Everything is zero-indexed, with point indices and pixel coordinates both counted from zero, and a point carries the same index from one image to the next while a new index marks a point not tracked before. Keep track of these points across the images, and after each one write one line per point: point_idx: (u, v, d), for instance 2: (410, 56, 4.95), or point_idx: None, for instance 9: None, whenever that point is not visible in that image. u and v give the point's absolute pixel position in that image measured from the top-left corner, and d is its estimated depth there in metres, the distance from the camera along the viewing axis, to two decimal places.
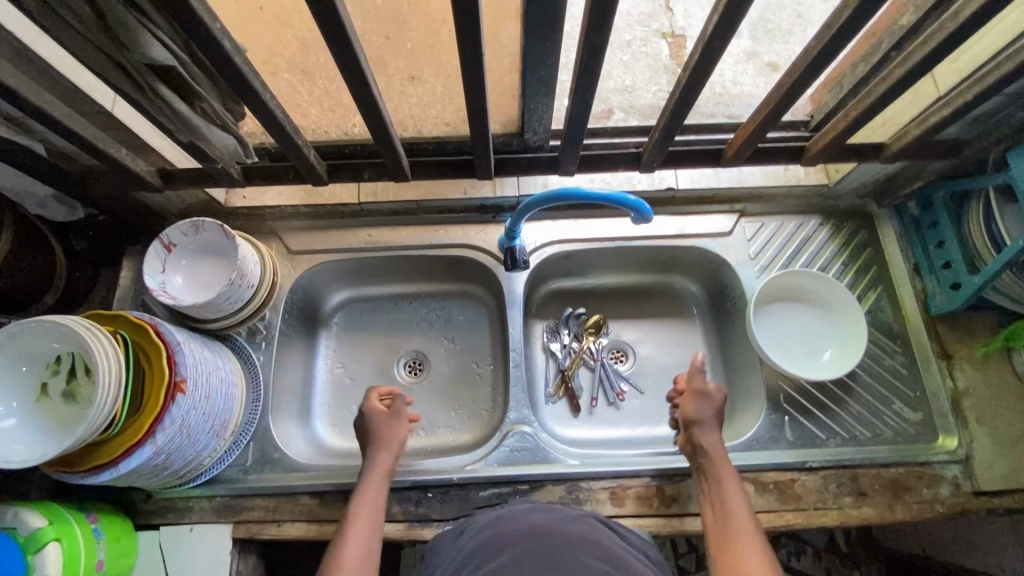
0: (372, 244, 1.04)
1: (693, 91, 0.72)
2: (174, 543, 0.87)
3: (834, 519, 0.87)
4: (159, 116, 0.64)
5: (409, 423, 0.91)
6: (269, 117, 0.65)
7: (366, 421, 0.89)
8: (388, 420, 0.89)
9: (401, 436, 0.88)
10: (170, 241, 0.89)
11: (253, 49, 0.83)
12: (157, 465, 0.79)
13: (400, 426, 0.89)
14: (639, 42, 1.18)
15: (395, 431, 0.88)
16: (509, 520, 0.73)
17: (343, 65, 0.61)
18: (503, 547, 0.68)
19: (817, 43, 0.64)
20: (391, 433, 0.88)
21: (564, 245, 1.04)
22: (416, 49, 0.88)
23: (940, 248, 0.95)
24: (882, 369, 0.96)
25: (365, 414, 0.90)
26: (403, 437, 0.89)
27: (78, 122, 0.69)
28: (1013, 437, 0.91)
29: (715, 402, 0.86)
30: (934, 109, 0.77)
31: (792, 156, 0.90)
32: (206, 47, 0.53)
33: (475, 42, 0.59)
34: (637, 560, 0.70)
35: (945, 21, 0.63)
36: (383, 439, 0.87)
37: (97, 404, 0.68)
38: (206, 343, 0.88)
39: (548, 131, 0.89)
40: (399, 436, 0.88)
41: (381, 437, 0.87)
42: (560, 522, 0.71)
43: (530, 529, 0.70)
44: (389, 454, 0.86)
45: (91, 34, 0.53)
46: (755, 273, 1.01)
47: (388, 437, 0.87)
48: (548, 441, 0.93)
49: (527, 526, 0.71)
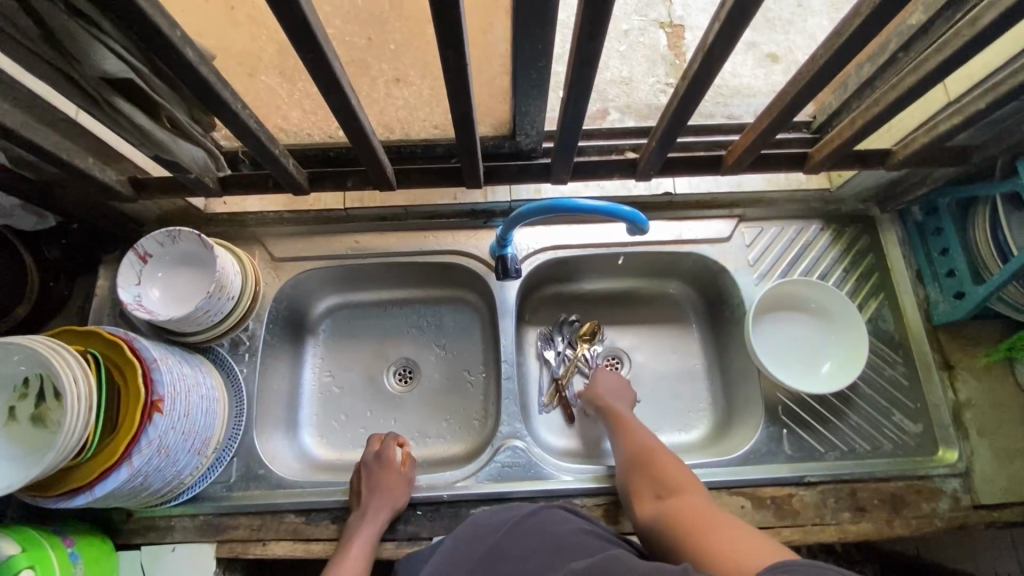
0: (358, 250, 1.01)
1: (692, 100, 0.68)
2: (155, 564, 0.85)
3: (832, 535, 0.85)
4: (122, 129, 0.60)
5: (410, 486, 0.87)
6: (241, 127, 0.61)
7: (369, 477, 0.85)
8: (392, 479, 0.85)
9: (400, 502, 0.85)
10: (146, 251, 0.85)
11: (223, 58, 0.74)
12: (135, 487, 0.76)
13: (402, 489, 0.86)
14: (636, 32, 1.13)
15: (396, 494, 0.84)
16: (472, 525, 0.75)
17: (319, 75, 0.57)
18: (466, 554, 0.71)
19: (824, 51, 0.60)
20: (393, 495, 0.84)
21: (558, 251, 1.01)
22: (399, 50, 0.78)
23: (944, 255, 0.93)
24: (883, 380, 0.94)
25: (371, 471, 0.86)
26: (402, 502, 0.85)
27: (39, 133, 0.65)
28: (1013, 449, 0.89)
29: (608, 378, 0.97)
30: (944, 116, 0.74)
31: (794, 162, 0.86)
32: (166, 57, 0.49)
33: (460, 47, 0.55)
34: (603, 541, 0.70)
35: (961, 27, 0.59)
36: (382, 501, 0.82)
37: (65, 430, 0.65)
38: (185, 358, 0.85)
39: (541, 135, 0.85)
40: (397, 500, 0.84)
41: (379, 498, 0.83)
42: (517, 521, 0.73)
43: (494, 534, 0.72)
44: (384, 518, 0.82)
45: (38, 43, 0.49)
46: (754, 281, 0.99)
47: (388, 500, 0.83)
48: (541, 455, 0.90)
49: (489, 530, 0.73)
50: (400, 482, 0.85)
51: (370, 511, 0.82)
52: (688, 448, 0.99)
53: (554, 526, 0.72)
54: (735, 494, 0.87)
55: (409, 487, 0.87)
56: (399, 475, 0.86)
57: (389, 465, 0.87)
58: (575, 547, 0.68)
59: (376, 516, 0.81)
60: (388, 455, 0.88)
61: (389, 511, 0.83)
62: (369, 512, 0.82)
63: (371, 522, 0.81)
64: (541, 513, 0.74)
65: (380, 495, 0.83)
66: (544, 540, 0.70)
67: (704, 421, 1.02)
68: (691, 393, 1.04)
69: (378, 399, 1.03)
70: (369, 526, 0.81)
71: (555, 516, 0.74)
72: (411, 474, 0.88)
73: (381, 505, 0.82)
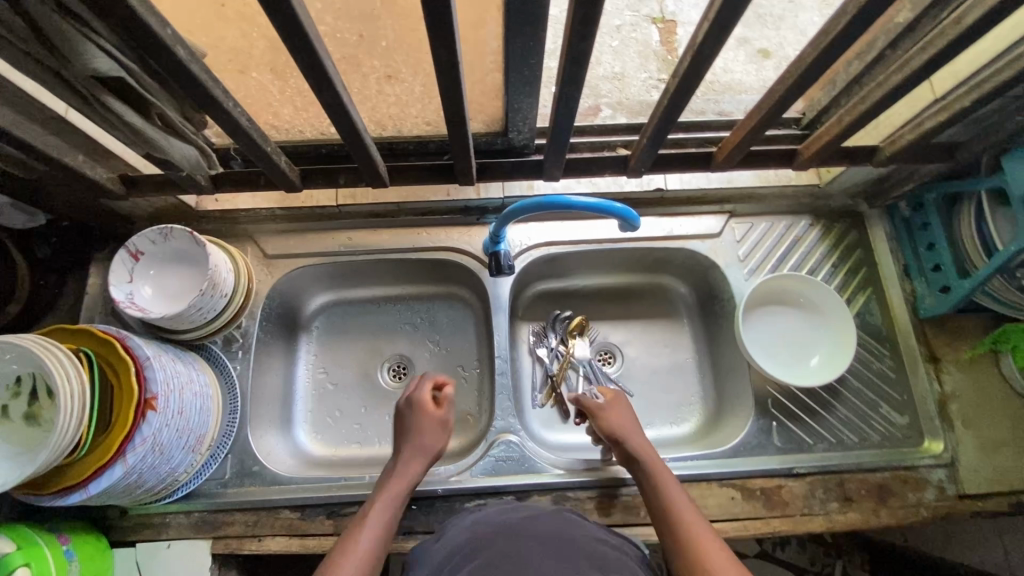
0: (351, 247, 1.01)
1: (682, 98, 0.69)
2: (150, 561, 0.85)
3: (821, 525, 0.87)
4: (112, 127, 0.60)
5: (448, 434, 0.87)
6: (233, 125, 0.61)
7: (407, 423, 0.86)
8: (428, 424, 0.85)
9: (434, 448, 0.84)
10: (138, 249, 0.84)
11: (215, 56, 0.74)
12: (130, 484, 0.77)
13: (438, 435, 0.85)
14: (628, 27, 1.14)
15: (433, 438, 0.84)
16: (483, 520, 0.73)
17: (310, 73, 0.57)
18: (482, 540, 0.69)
19: (812, 49, 0.61)
20: (427, 441, 0.84)
21: (550, 247, 1.02)
22: (391, 47, 0.77)
23: (930, 250, 0.94)
24: (870, 373, 0.96)
25: (408, 417, 0.86)
26: (437, 448, 0.84)
27: (28, 131, 0.65)
28: (998, 440, 0.91)
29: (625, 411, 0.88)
30: (930, 113, 0.75)
31: (783, 159, 0.87)
32: (158, 56, 0.49)
33: (451, 45, 0.55)
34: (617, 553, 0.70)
35: (945, 27, 0.60)
36: (417, 444, 0.83)
37: (58, 429, 0.65)
38: (178, 355, 0.85)
39: (534, 131, 0.86)
40: (431, 445, 0.84)
41: (416, 438, 0.84)
42: (535, 520, 0.72)
43: (510, 526, 0.70)
44: (417, 463, 0.82)
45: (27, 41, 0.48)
46: (744, 276, 1.00)
47: (424, 444, 0.83)
48: (534, 449, 0.91)
49: (505, 524, 0.71)
50: (435, 427, 0.85)
51: (405, 453, 0.83)
52: (680, 441, 1.01)
53: (569, 529, 0.71)
54: (726, 486, 0.89)
55: (445, 433, 0.86)
56: (437, 420, 0.86)
57: (425, 410, 0.86)
58: (593, 550, 0.68)
59: (410, 459, 0.82)
60: (422, 398, 0.87)
61: (424, 455, 0.83)
62: (404, 454, 0.82)
63: (403, 468, 0.81)
64: (555, 517, 0.73)
65: (416, 437, 0.84)
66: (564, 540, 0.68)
67: (695, 415, 1.03)
68: (683, 387, 1.05)
69: (372, 395, 1.04)
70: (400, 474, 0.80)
71: (570, 521, 0.74)
72: (449, 419, 0.87)
73: (414, 448, 0.83)
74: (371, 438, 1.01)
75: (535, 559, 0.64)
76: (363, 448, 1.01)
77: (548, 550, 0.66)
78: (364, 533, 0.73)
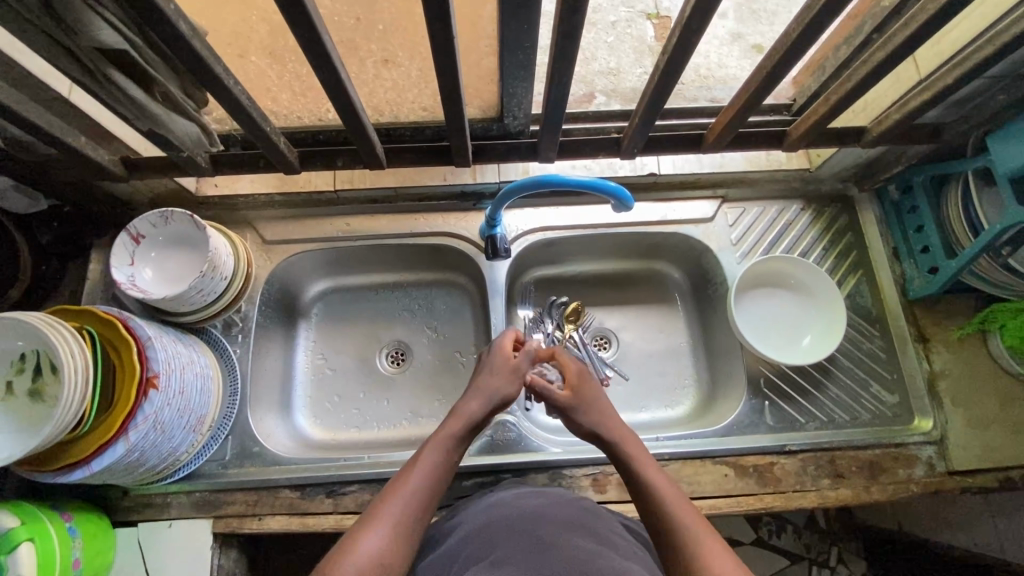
0: (349, 233, 1.02)
1: (672, 76, 0.71)
2: (152, 540, 0.86)
3: (812, 500, 0.88)
4: (116, 104, 0.62)
5: (520, 381, 0.83)
6: (234, 103, 0.63)
7: (483, 364, 0.84)
8: (500, 367, 0.83)
9: (504, 391, 0.80)
10: (139, 232, 0.86)
11: (217, 34, 0.75)
12: (131, 462, 0.78)
13: (507, 379, 0.81)
14: (623, 23, 1.15)
15: (504, 382, 0.81)
16: (502, 505, 0.70)
17: (309, 50, 0.59)
18: (499, 526, 0.65)
19: (797, 26, 0.63)
20: (499, 383, 0.80)
21: (546, 232, 1.03)
22: (388, 30, 0.80)
23: (919, 232, 0.96)
24: (861, 353, 0.97)
25: (486, 359, 0.85)
26: (506, 392, 0.80)
27: (32, 109, 0.66)
28: (987, 418, 0.92)
29: (597, 397, 0.82)
30: (915, 93, 0.77)
31: (773, 140, 0.89)
32: (162, 30, 0.51)
33: (447, 21, 0.57)
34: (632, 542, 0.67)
35: (926, 4, 0.62)
36: (486, 385, 0.80)
37: (62, 403, 0.66)
38: (179, 337, 0.86)
39: (529, 117, 0.87)
40: (501, 389, 0.80)
41: (487, 380, 0.81)
42: (553, 507, 0.68)
43: (530, 512, 0.67)
44: (483, 403, 0.77)
45: (36, 13, 0.50)
46: (737, 259, 1.01)
47: (494, 386, 0.81)
48: (529, 429, 0.93)
49: (525, 510, 0.67)
50: (507, 371, 0.82)
51: (471, 394, 0.79)
52: (674, 423, 1.02)
53: (588, 518, 0.68)
54: (719, 463, 0.90)
55: (518, 379, 0.83)
56: (511, 363, 0.83)
57: (501, 354, 0.84)
58: (611, 539, 0.65)
59: (477, 399, 0.78)
60: (505, 343, 0.87)
61: (492, 397, 0.79)
62: (470, 396, 0.79)
63: (467, 407, 0.77)
64: (572, 505, 0.70)
65: (487, 378, 0.81)
66: (585, 530, 0.65)
67: (690, 397, 1.04)
68: (677, 370, 1.06)
69: (371, 380, 1.05)
70: (462, 414, 0.76)
71: (588, 510, 0.70)
72: (524, 364, 0.84)
73: (482, 391, 0.79)
74: (370, 422, 1.02)
75: (560, 547, 0.60)
76: (362, 432, 1.02)
77: (572, 539, 0.61)
78: (414, 473, 0.68)
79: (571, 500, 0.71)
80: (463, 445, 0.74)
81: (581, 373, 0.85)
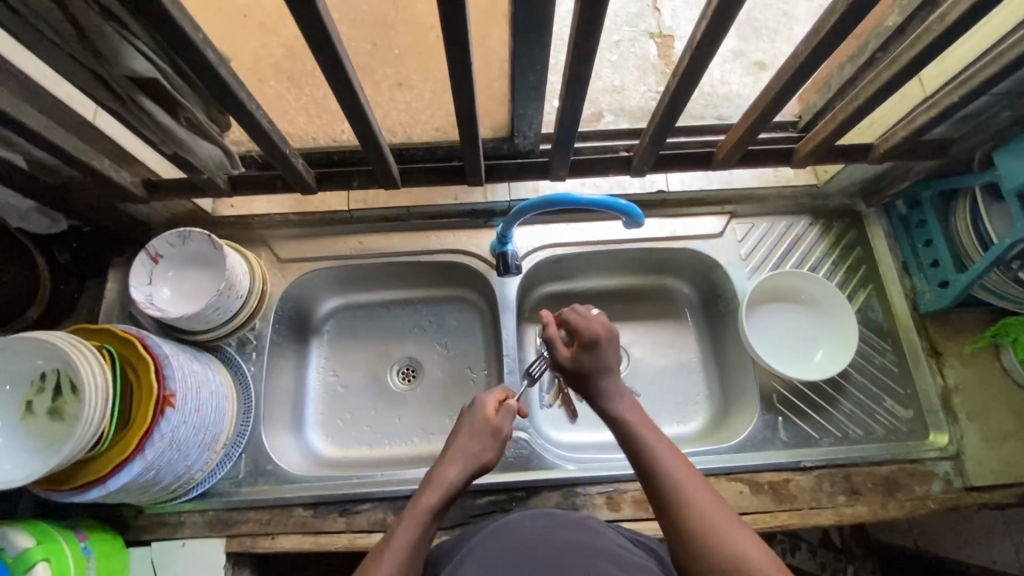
0: (362, 251, 1.03)
1: (682, 96, 0.72)
2: (165, 559, 0.86)
3: (829, 518, 0.88)
4: (142, 128, 0.65)
5: (500, 447, 0.78)
6: (255, 127, 0.65)
7: (464, 424, 0.79)
8: (482, 431, 0.78)
9: (485, 456, 0.76)
10: (157, 252, 0.88)
11: (238, 59, 0.79)
12: (147, 481, 0.78)
13: (489, 446, 0.77)
14: (626, 42, 1.17)
15: (484, 448, 0.77)
16: (507, 528, 0.68)
17: (330, 70, 0.61)
18: (506, 557, 0.63)
19: (805, 48, 0.64)
20: (479, 449, 0.76)
21: (556, 249, 1.04)
22: (402, 55, 0.83)
23: (928, 247, 0.96)
24: (873, 368, 0.97)
25: (465, 421, 0.79)
26: (485, 458, 0.76)
27: (58, 134, 0.68)
28: (1003, 433, 0.91)
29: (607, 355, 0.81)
30: (921, 110, 0.78)
31: (781, 157, 0.90)
32: (190, 57, 0.53)
33: (464, 46, 0.59)
34: (641, 560, 0.67)
35: (931, 23, 0.63)
36: (467, 448, 0.76)
37: (83, 420, 0.67)
38: (194, 355, 0.87)
39: (539, 136, 0.88)
40: (484, 455, 0.76)
41: (467, 443, 0.76)
42: (560, 532, 0.67)
43: (533, 537, 0.66)
44: (462, 469, 0.73)
45: (70, 41, 0.52)
46: (747, 274, 1.02)
47: (474, 448, 0.76)
48: (543, 446, 0.93)
49: (528, 537, 0.66)
50: (493, 437, 0.77)
51: (448, 458, 0.75)
52: (688, 439, 1.01)
53: (589, 537, 0.67)
54: (734, 480, 0.90)
55: (500, 444, 0.78)
56: (494, 428, 0.78)
57: (484, 420, 0.79)
58: (620, 559, 0.64)
59: (453, 465, 0.74)
60: (491, 402, 0.81)
61: (470, 461, 0.75)
62: (447, 460, 0.75)
63: (443, 475, 0.73)
64: (577, 525, 0.69)
65: (467, 443, 0.76)
66: (595, 554, 0.63)
67: (701, 414, 1.04)
68: (689, 386, 1.06)
69: (382, 397, 1.05)
70: (438, 482, 0.72)
71: (591, 529, 0.69)
72: (509, 430, 0.79)
73: (461, 456, 0.75)
74: (381, 439, 1.02)
75: None
76: (373, 449, 1.02)
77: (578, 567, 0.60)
78: (387, 555, 0.64)
79: (566, 517, 0.70)
80: (439, 516, 0.70)
81: (596, 341, 0.81)
